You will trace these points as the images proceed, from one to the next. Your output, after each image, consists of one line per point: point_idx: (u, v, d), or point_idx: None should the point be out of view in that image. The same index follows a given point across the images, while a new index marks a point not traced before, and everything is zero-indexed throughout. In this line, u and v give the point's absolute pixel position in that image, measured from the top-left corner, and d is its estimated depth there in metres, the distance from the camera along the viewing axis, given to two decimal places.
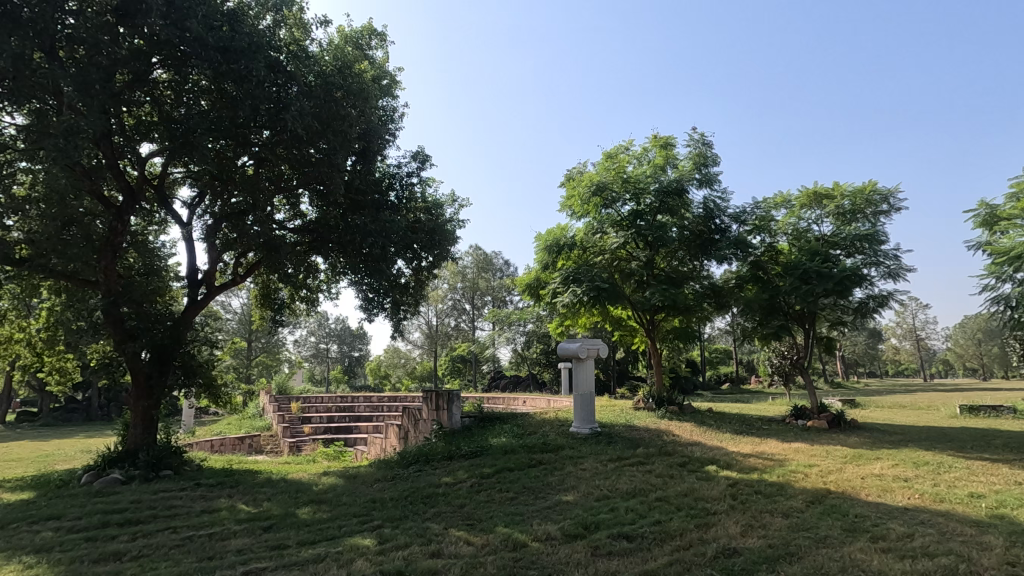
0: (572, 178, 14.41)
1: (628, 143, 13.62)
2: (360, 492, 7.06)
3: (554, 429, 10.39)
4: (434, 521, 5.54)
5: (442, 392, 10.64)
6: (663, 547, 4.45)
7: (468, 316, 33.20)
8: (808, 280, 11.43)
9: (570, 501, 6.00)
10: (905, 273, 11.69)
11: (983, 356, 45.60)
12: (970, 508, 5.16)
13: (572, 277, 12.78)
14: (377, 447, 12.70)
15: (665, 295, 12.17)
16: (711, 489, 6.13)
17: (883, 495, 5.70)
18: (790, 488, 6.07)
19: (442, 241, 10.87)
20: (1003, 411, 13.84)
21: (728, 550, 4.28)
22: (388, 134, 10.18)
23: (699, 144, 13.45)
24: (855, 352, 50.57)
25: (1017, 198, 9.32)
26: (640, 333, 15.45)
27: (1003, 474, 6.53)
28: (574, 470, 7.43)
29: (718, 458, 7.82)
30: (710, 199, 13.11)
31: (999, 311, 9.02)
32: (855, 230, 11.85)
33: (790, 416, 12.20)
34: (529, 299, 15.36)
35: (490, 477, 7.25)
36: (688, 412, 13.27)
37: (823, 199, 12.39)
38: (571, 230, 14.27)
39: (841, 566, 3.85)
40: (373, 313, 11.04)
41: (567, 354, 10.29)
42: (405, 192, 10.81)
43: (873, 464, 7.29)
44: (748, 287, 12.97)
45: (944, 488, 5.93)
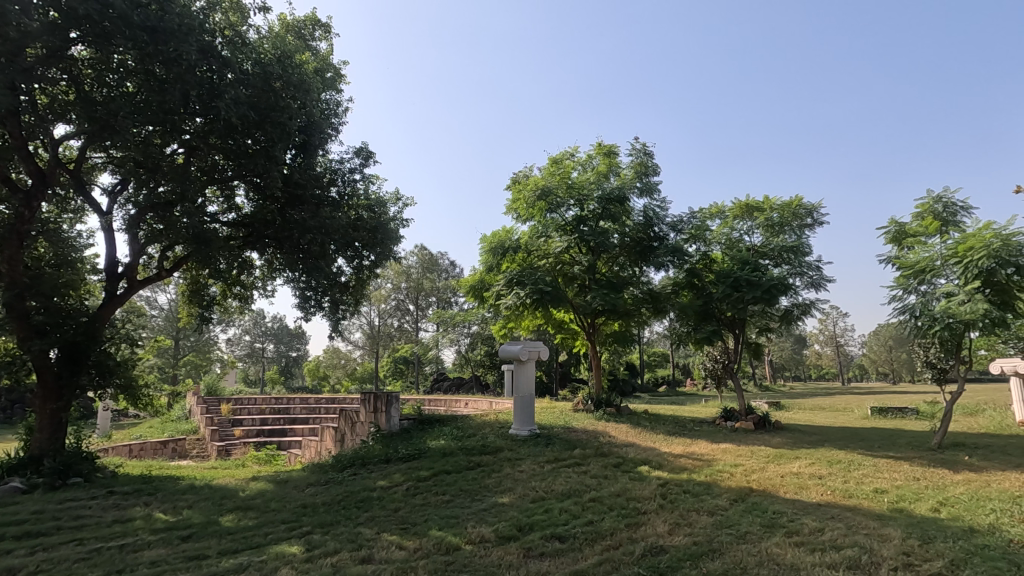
0: (518, 181, 14.56)
1: (573, 149, 13.92)
2: (290, 497, 6.81)
3: (494, 431, 10.42)
4: (366, 525, 5.41)
5: (381, 394, 10.46)
6: (594, 547, 4.55)
7: (412, 317, 32.70)
8: (739, 288, 11.99)
9: (506, 503, 6.03)
10: (825, 283, 12.49)
11: (894, 361, 49.36)
12: (874, 503, 5.57)
13: (516, 279, 12.86)
14: (311, 450, 12.31)
15: (605, 298, 12.48)
16: (643, 489, 6.31)
17: (799, 492, 6.06)
18: (716, 487, 6.34)
19: (384, 239, 10.68)
20: (908, 412, 15.03)
21: (655, 548, 4.42)
22: (330, 128, 9.92)
23: (641, 154, 13.90)
24: (782, 357, 53.53)
25: (922, 217, 10.13)
26: (581, 336, 15.70)
27: (904, 470, 7.09)
28: (512, 472, 7.46)
29: (651, 458, 8.05)
30: (651, 207, 13.51)
31: (904, 320, 9.76)
32: (782, 242, 12.59)
33: (719, 417, 12.79)
34: (473, 301, 15.39)
35: (427, 480, 7.16)
36: (624, 413, 13.66)
37: (754, 211, 13.04)
38: (516, 233, 14.39)
39: (759, 561, 4.05)
40: (311, 312, 10.75)
41: (508, 356, 10.33)
42: (347, 188, 10.52)
43: (792, 463, 7.73)
44: (683, 293, 13.48)
45: (852, 484, 6.37)
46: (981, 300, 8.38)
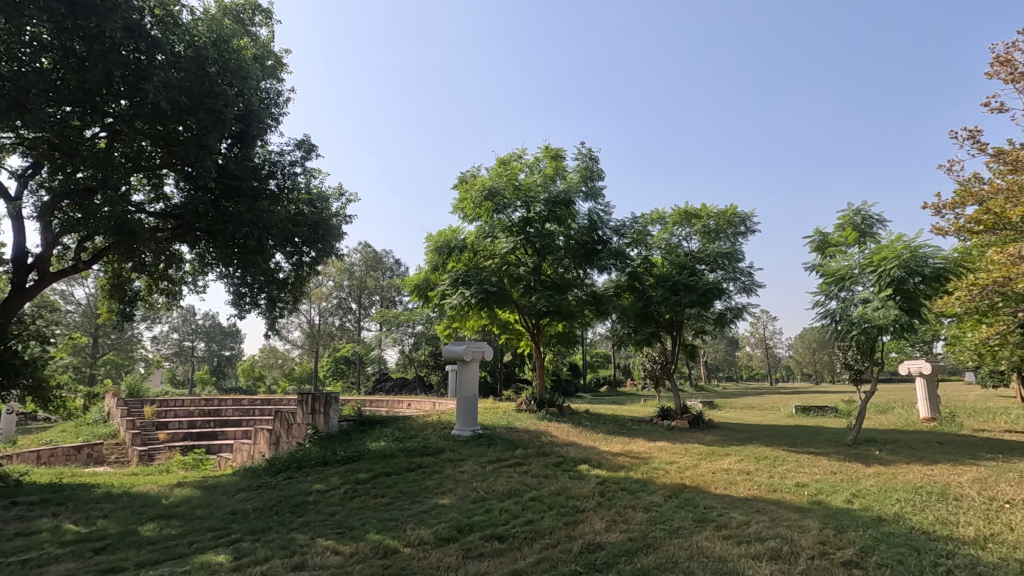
0: (465, 180, 14.52)
1: (520, 151, 14.02)
2: (218, 503, 6.48)
3: (436, 432, 10.31)
4: (300, 531, 5.22)
5: (319, 395, 10.14)
6: (533, 546, 4.59)
7: (354, 316, 31.88)
8: (676, 292, 12.41)
9: (446, 504, 5.98)
10: (757, 288, 13.15)
11: (817, 363, 52.64)
12: (795, 496, 5.91)
13: (461, 278, 12.79)
14: (243, 454, 11.77)
15: (550, 300, 12.63)
16: (582, 487, 6.43)
17: (728, 487, 6.34)
18: (651, 484, 6.55)
19: (326, 235, 10.37)
20: (828, 410, 16.03)
21: (593, 545, 4.51)
22: (270, 118, 9.55)
23: (587, 158, 14.16)
24: (716, 358, 55.93)
25: (843, 228, 10.86)
26: (526, 337, 15.81)
27: (823, 465, 7.57)
28: (453, 473, 7.42)
29: (590, 457, 8.22)
30: (595, 211, 13.79)
31: (826, 324, 10.40)
32: (717, 248, 13.16)
33: (657, 416, 13.21)
34: (418, 300, 15.22)
35: (365, 483, 6.99)
36: (566, 413, 13.86)
37: (692, 218, 13.57)
38: (462, 233, 14.33)
39: (689, 554, 4.21)
40: (245, 309, 10.30)
41: (452, 356, 10.28)
42: (287, 181, 10.15)
43: (723, 460, 8.09)
44: (625, 296, 13.82)
45: (777, 479, 6.74)
46: (893, 306, 9.08)
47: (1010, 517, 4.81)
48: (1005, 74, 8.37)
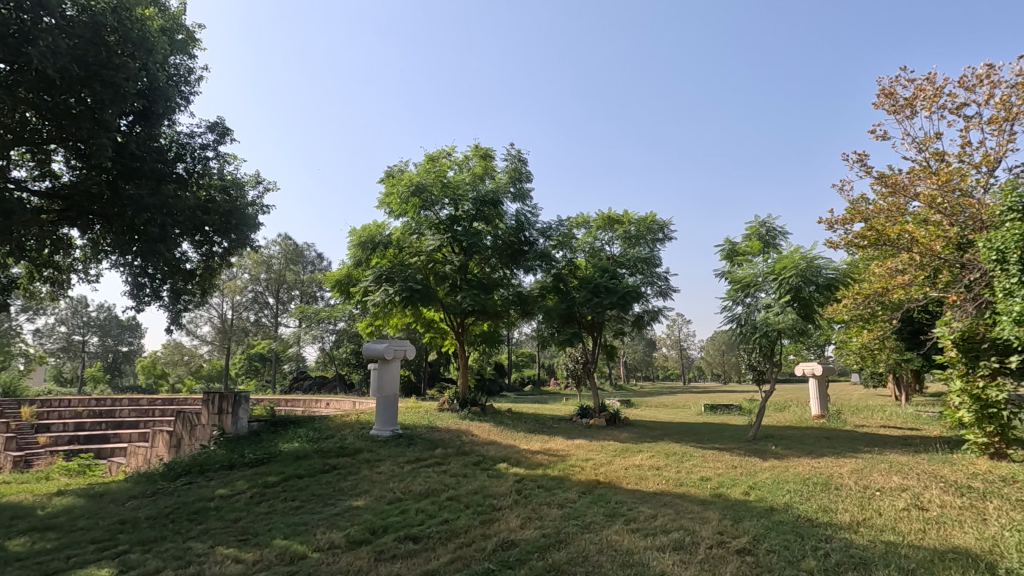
0: (392, 175, 14.24)
1: (450, 149, 13.95)
2: (105, 512, 5.93)
3: (354, 432, 10.01)
4: (199, 540, 4.89)
5: (227, 394, 9.55)
6: (447, 545, 4.55)
7: (271, 311, 30.34)
8: (598, 294, 12.75)
9: (360, 506, 5.82)
10: (672, 292, 13.83)
11: (725, 364, 56.10)
12: (699, 489, 6.28)
13: (384, 275, 12.50)
14: (139, 458, 10.84)
15: (475, 299, 12.61)
16: (500, 485, 6.48)
17: (639, 483, 6.63)
18: (567, 481, 6.71)
19: (240, 224, 9.78)
20: (733, 408, 17.12)
21: (507, 543, 4.55)
22: (178, 97, 8.90)
23: (516, 160, 14.33)
24: (635, 359, 58.24)
25: (749, 239, 11.67)
26: (450, 335, 15.74)
27: (725, 460, 8.10)
28: (370, 474, 7.23)
29: (510, 455, 8.30)
30: (523, 212, 13.94)
31: (732, 328, 11.11)
32: (637, 253, 13.74)
33: (576, 415, 13.53)
34: (340, 296, 14.79)
35: (274, 487, 6.66)
36: (488, 413, 13.89)
37: (615, 223, 14.09)
38: (388, 228, 14.01)
39: (599, 548, 4.35)
40: (145, 302, 9.53)
41: (372, 355, 10.06)
42: (198, 165, 9.50)
43: (635, 456, 8.43)
44: (549, 297, 14.02)
45: (684, 473, 7.13)
46: (791, 312, 9.80)
47: (880, 503, 5.37)
48: (889, 105, 9.34)
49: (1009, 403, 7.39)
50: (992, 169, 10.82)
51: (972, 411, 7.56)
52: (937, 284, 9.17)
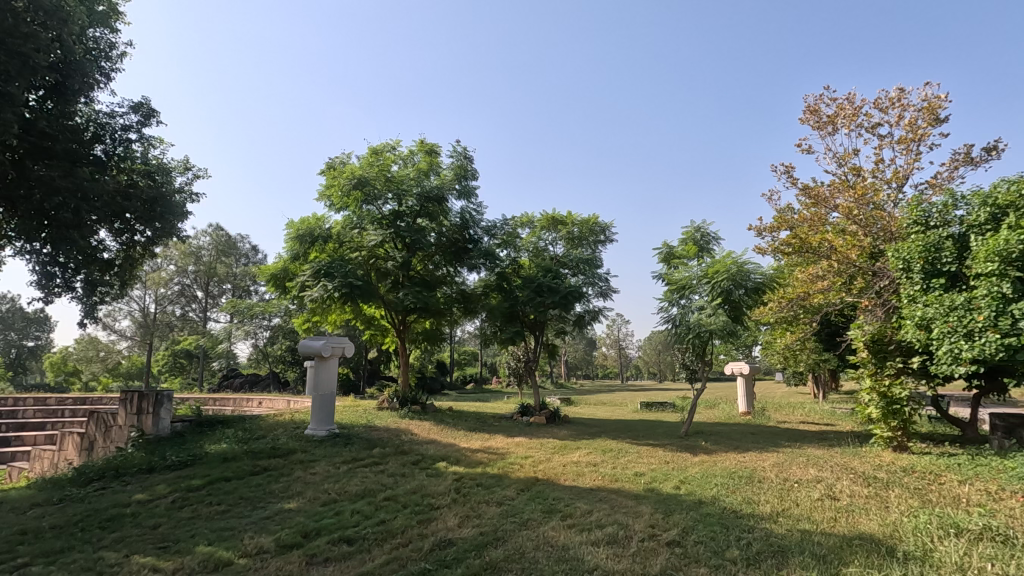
0: (333, 167, 13.82)
1: (394, 143, 13.70)
2: (2, 523, 5.41)
3: (287, 432, 9.64)
4: (112, 549, 4.57)
5: (148, 393, 8.95)
6: (382, 547, 4.47)
7: (200, 305, 28.73)
8: (541, 293, 12.89)
9: (293, 508, 5.62)
10: (612, 293, 14.18)
11: (661, 363, 58.10)
12: (633, 484, 6.49)
13: (323, 270, 12.11)
14: (44, 462, 9.97)
15: (418, 297, 12.43)
16: (438, 484, 6.43)
17: (576, 479, 6.77)
18: (506, 478, 6.76)
19: (166, 213, 9.19)
20: (667, 406, 17.79)
21: (444, 542, 4.52)
22: (97, 73, 8.25)
23: (462, 157, 14.26)
24: (576, 359, 59.28)
25: (686, 243, 12.13)
26: (391, 333, 15.47)
27: (659, 455, 8.40)
28: (303, 475, 6.99)
29: (449, 454, 8.26)
30: (468, 210, 13.88)
31: (668, 329, 11.53)
32: (580, 254, 14.00)
33: (517, 413, 13.64)
34: (275, 291, 14.22)
35: (198, 490, 6.31)
36: (429, 412, 13.74)
37: (558, 224, 14.29)
38: (328, 222, 13.58)
39: (535, 544, 4.40)
40: (54, 293, 8.79)
41: (308, 352, 9.74)
42: (119, 148, 8.85)
43: (573, 453, 8.59)
44: (492, 295, 14.06)
45: (619, 469, 7.34)
46: (722, 314, 10.24)
47: (797, 494, 5.73)
48: (814, 121, 9.96)
49: (910, 400, 8.08)
50: (901, 185, 11.78)
51: (879, 407, 8.16)
52: (852, 290, 9.89)
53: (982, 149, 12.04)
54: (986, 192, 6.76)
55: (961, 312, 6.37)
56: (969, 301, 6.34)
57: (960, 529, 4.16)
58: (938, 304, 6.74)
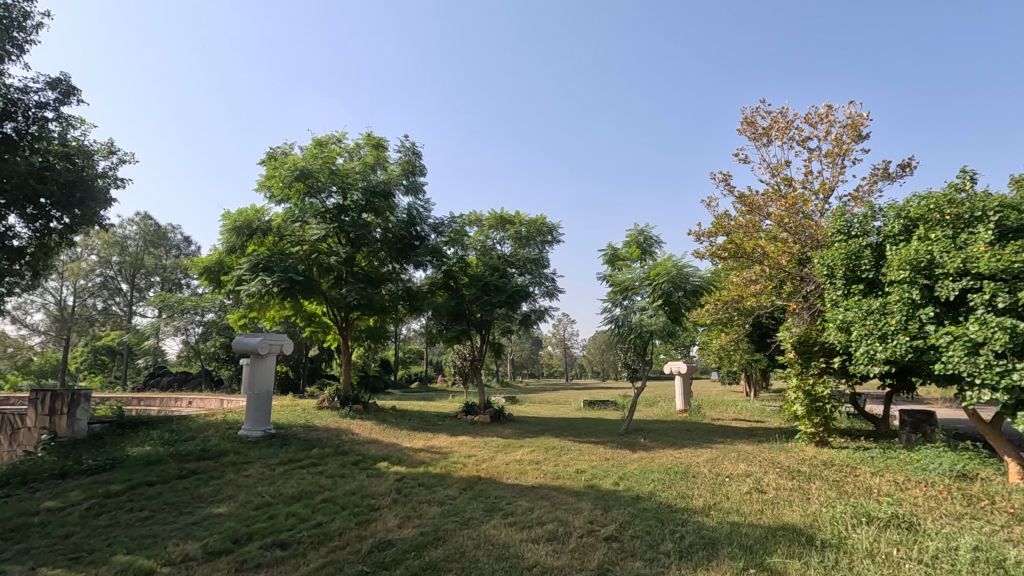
0: (274, 157, 13.30)
1: (339, 135, 13.35)
2: None
3: (219, 433, 9.19)
4: (16, 562, 4.20)
5: (62, 393, 8.32)
6: (318, 550, 4.34)
7: (124, 299, 26.90)
8: (487, 292, 12.88)
9: (223, 513, 5.36)
10: (558, 293, 14.36)
11: (604, 363, 59.35)
12: (574, 481, 6.60)
13: (261, 264, 11.62)
14: None
15: (361, 293, 12.14)
16: (379, 485, 6.31)
17: (519, 477, 6.81)
18: (449, 478, 6.71)
19: (86, 199, 8.56)
20: (609, 404, 18.21)
21: (383, 543, 4.44)
22: (9, 44, 7.59)
23: (410, 152, 14.07)
24: (522, 358, 59.62)
25: (629, 245, 12.45)
26: (333, 330, 15.04)
27: (600, 452, 8.58)
28: (235, 478, 6.67)
29: (391, 454, 8.11)
30: (415, 206, 13.70)
31: (611, 328, 11.80)
32: (527, 254, 14.10)
33: (461, 412, 13.59)
34: (209, 285, 13.53)
35: (118, 496, 5.91)
36: (371, 411, 13.46)
37: (506, 223, 14.32)
38: (267, 214, 13.05)
39: (476, 543, 4.40)
40: None
41: (243, 350, 9.33)
42: (33, 127, 8.17)
43: (516, 451, 8.65)
44: (439, 293, 13.94)
45: (561, 467, 7.44)
46: (662, 315, 10.69)
47: (728, 488, 6.00)
48: (751, 132, 10.44)
49: (831, 398, 8.62)
50: (827, 196, 12.54)
51: (804, 405, 8.68)
52: (782, 294, 10.36)
53: (898, 165, 13.00)
54: (900, 205, 7.28)
55: (876, 316, 6.86)
56: (884, 306, 6.82)
57: (871, 516, 4.49)
58: (857, 308, 7.24)
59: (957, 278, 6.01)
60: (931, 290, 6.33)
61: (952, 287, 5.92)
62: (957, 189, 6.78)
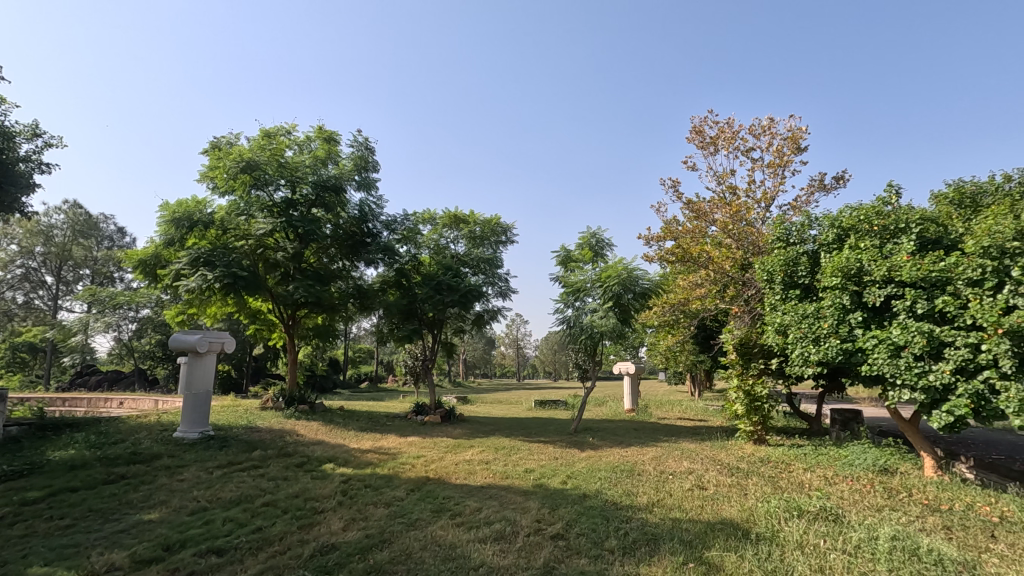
0: (219, 147, 12.75)
1: (289, 127, 12.95)
2: None
3: (152, 436, 8.71)
4: None
5: None
6: (257, 556, 4.19)
7: (49, 293, 25.11)
8: (440, 291, 12.77)
9: (154, 519, 5.09)
10: (511, 293, 14.41)
11: (556, 363, 59.97)
12: (523, 481, 6.64)
13: (202, 258, 11.09)
14: None
15: (309, 291, 11.79)
16: (324, 487, 6.15)
17: (468, 477, 6.79)
18: (396, 479, 6.61)
19: (7, 185, 7.96)
20: (560, 403, 18.42)
21: (326, 547, 4.33)
22: None
23: (363, 147, 13.81)
24: (474, 358, 59.48)
25: (582, 247, 12.63)
26: (278, 327, 14.55)
27: (549, 452, 8.67)
28: (168, 482, 6.35)
29: (337, 455, 7.92)
30: (367, 202, 13.45)
31: (563, 329, 11.94)
32: (481, 254, 14.08)
33: (412, 412, 13.43)
34: (144, 279, 12.81)
35: (36, 504, 5.50)
36: (318, 411, 13.09)
37: (460, 222, 14.24)
38: (210, 206, 12.48)
39: (422, 545, 4.35)
40: None
41: (180, 347, 8.89)
42: None
43: (466, 451, 8.61)
44: (390, 291, 13.73)
45: (510, 467, 7.47)
46: (612, 316, 10.81)
47: (672, 485, 6.18)
48: (699, 141, 10.80)
49: (769, 398, 9.03)
50: (768, 205, 13.13)
51: (745, 404, 9.05)
52: (725, 297, 10.78)
53: (833, 178, 13.76)
54: (834, 215, 7.70)
55: (811, 320, 7.23)
56: (818, 310, 7.18)
57: (802, 510, 4.73)
58: (793, 312, 7.62)
59: (882, 285, 6.41)
60: (859, 296, 6.73)
61: (878, 294, 6.32)
62: (884, 203, 7.25)
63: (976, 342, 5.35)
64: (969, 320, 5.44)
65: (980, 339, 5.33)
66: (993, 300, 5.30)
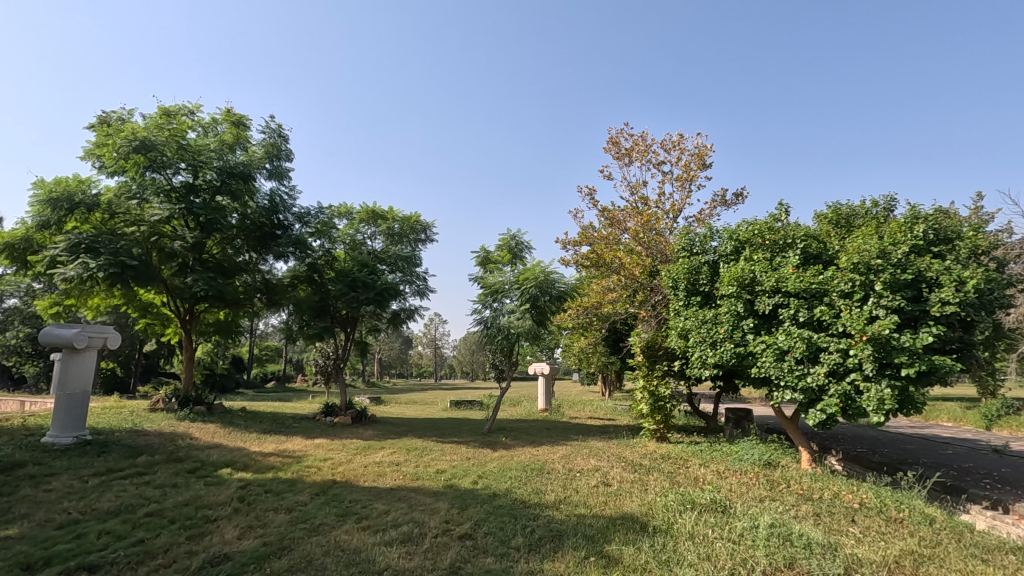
0: (108, 122, 11.56)
1: (192, 107, 12.00)
2: None
3: (14, 441, 7.74)
4: None
5: None
6: (137, 571, 3.84)
7: None
8: (354, 288, 12.34)
9: (12, 535, 4.52)
10: (428, 292, 14.25)
11: (473, 363, 59.97)
12: (433, 481, 6.58)
13: (83, 244, 10.00)
14: None
15: (210, 284, 10.99)
16: (219, 494, 5.76)
17: (376, 479, 6.63)
18: (300, 483, 6.32)
19: None
20: (475, 403, 18.47)
21: (217, 557, 4.06)
22: None
23: (275, 134, 13.08)
24: (390, 357, 58.09)
25: (501, 249, 12.74)
26: (173, 322, 13.46)
27: (462, 452, 8.65)
28: (33, 493, 5.66)
29: (236, 460, 7.44)
30: (278, 192, 12.74)
31: (480, 330, 11.98)
32: (399, 251, 13.79)
33: (321, 413, 12.91)
34: (10, 264, 11.35)
35: None
36: (216, 412, 12.24)
37: (378, 218, 13.88)
38: (95, 186, 11.28)
39: (325, 550, 4.19)
40: None
41: (53, 342, 7.97)
42: None
43: (376, 453, 8.40)
44: (301, 287, 13.12)
45: (421, 467, 7.38)
46: (528, 318, 10.98)
47: (579, 482, 6.38)
48: (615, 152, 11.24)
49: (671, 398, 9.57)
50: (676, 216, 13.93)
51: (649, 404, 9.55)
52: (634, 302, 11.30)
53: (733, 195, 14.83)
54: (733, 229, 8.31)
55: (709, 325, 7.75)
56: (715, 316, 7.72)
57: (695, 503, 5.06)
58: (694, 317, 8.14)
59: (771, 295, 7.01)
60: (751, 304, 7.31)
61: (768, 302, 6.90)
62: (775, 219, 7.92)
63: (845, 348, 5.99)
64: (840, 328, 6.09)
65: (849, 345, 5.97)
66: (860, 311, 5.95)
